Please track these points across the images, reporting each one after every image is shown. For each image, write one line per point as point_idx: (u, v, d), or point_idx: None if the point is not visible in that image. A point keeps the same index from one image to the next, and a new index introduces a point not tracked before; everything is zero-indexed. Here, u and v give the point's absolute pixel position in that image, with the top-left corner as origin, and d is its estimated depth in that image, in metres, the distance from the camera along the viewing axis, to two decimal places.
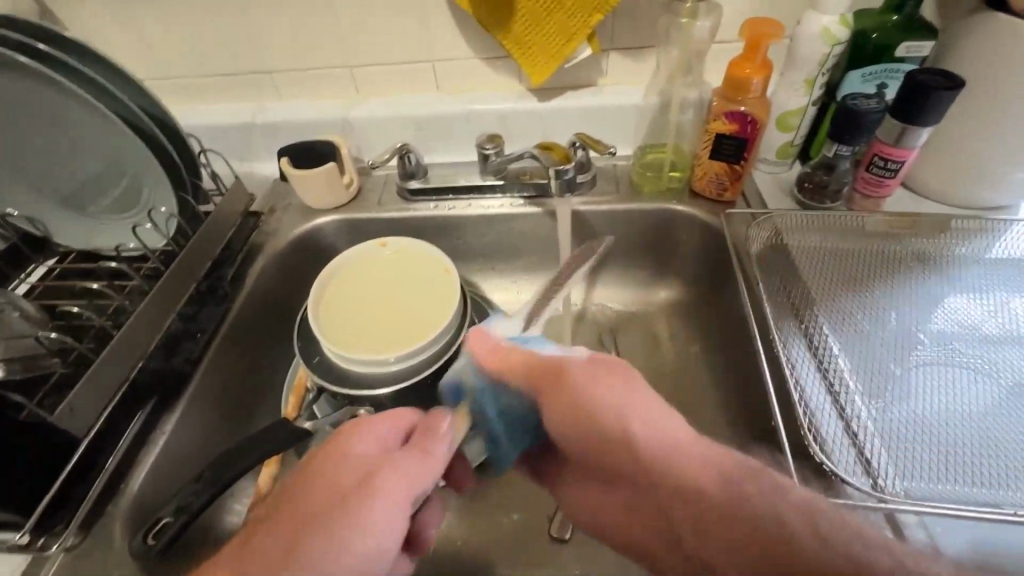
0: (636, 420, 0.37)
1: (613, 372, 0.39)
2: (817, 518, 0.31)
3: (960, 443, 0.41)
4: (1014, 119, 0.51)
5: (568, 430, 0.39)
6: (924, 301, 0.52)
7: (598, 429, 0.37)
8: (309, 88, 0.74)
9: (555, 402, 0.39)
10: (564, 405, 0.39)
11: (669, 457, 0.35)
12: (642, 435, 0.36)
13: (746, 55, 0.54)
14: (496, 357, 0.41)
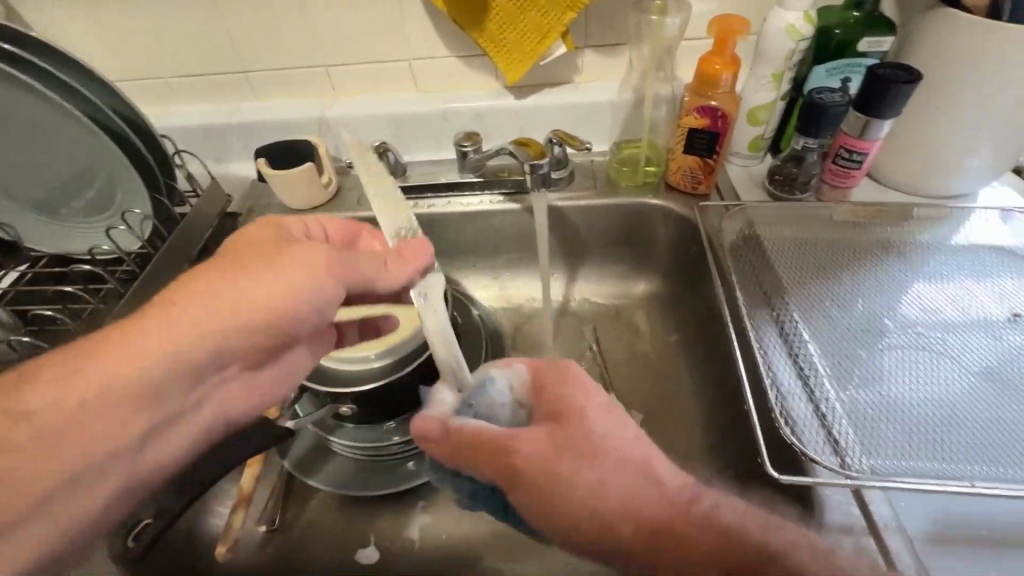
0: (610, 472, 0.34)
1: (572, 446, 0.35)
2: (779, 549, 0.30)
3: (924, 423, 0.43)
4: (970, 110, 0.54)
5: (549, 517, 0.34)
6: (891, 288, 0.54)
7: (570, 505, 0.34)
8: (284, 88, 0.74)
9: (529, 499, 0.35)
10: (533, 495, 0.34)
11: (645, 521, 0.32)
12: (614, 486, 0.33)
13: (715, 50, 0.56)
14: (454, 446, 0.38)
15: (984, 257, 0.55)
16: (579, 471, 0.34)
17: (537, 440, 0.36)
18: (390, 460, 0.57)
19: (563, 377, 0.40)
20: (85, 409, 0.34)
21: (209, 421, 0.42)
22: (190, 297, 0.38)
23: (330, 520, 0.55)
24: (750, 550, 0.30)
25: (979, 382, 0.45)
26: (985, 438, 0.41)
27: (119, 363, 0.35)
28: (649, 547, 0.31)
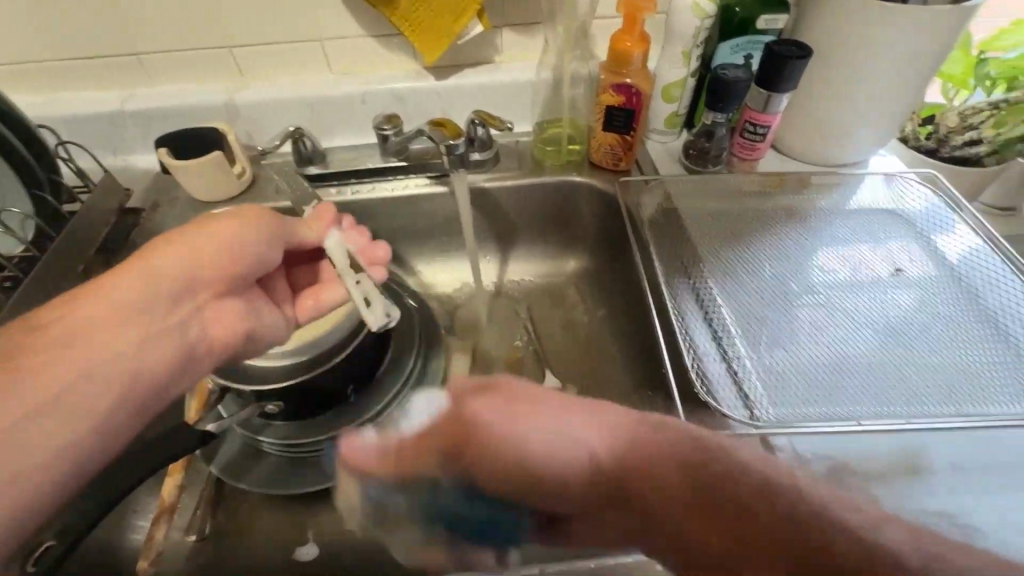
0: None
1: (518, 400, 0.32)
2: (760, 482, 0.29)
3: (823, 374, 0.47)
4: (857, 83, 0.58)
5: (521, 460, 0.30)
6: (795, 253, 0.58)
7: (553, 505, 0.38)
8: (184, 72, 0.68)
9: (485, 444, 0.31)
10: (490, 443, 0.30)
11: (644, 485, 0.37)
12: (583, 447, 0.30)
13: (625, 28, 0.57)
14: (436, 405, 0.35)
15: (872, 220, 0.60)
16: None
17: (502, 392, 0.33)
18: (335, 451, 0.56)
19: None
20: (27, 379, 0.35)
21: (203, 339, 0.45)
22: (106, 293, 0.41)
23: (268, 521, 0.54)
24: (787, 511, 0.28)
25: (870, 333, 0.50)
26: (875, 385, 0.46)
27: (88, 325, 0.39)
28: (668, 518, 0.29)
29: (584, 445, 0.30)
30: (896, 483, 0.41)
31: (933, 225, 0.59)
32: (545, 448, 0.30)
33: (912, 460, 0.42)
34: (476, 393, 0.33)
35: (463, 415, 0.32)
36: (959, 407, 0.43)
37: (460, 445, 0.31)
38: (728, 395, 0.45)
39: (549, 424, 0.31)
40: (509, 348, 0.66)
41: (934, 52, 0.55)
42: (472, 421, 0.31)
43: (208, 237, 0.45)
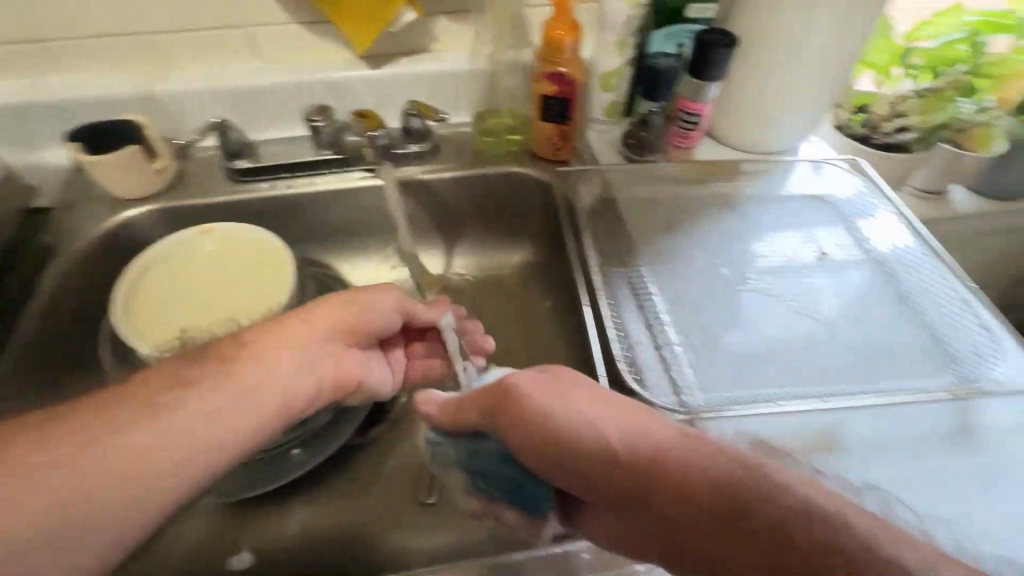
0: (584, 432, 0.33)
1: (561, 385, 0.36)
2: (744, 466, 0.30)
3: (748, 358, 0.48)
4: (784, 70, 0.59)
5: (542, 444, 0.34)
6: (727, 240, 0.59)
7: (554, 440, 0.34)
8: (97, 61, 0.64)
9: (511, 428, 0.35)
10: (518, 424, 0.35)
11: (660, 454, 0.31)
12: (601, 433, 0.33)
13: (556, 17, 0.56)
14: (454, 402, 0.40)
15: (801, 206, 0.62)
16: (552, 407, 0.35)
17: (527, 376, 0.37)
18: (270, 454, 0.53)
19: (576, 379, 0.37)
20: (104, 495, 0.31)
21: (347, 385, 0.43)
22: (266, 346, 0.39)
23: (198, 532, 0.52)
24: (778, 498, 0.28)
25: (793, 316, 0.52)
26: (795, 366, 0.47)
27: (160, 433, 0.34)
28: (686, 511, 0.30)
29: (604, 424, 0.33)
30: None
31: (856, 210, 0.62)
32: (577, 438, 0.33)
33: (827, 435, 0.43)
34: (497, 404, 0.36)
35: (493, 385, 0.37)
36: (872, 385, 0.45)
37: (490, 412, 0.37)
38: (657, 382, 0.46)
39: (582, 413, 0.34)
40: None
41: (853, 39, 0.56)
42: (503, 400, 0.36)
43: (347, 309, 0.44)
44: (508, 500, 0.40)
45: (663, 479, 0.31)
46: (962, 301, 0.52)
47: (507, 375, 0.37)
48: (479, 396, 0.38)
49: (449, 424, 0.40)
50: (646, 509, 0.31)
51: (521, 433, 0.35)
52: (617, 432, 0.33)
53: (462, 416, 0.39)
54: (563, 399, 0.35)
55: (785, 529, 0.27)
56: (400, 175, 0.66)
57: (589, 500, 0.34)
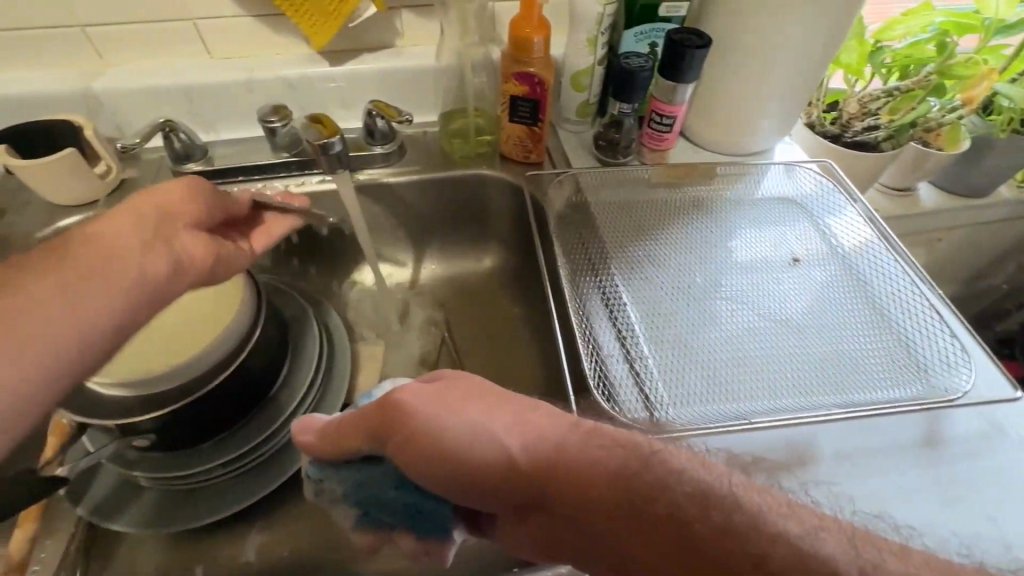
0: (480, 444, 0.32)
1: (448, 395, 0.34)
2: (643, 456, 0.30)
3: (721, 369, 0.47)
4: (756, 71, 0.58)
5: (431, 464, 0.33)
6: (700, 245, 0.58)
7: (450, 455, 0.32)
8: (25, 53, 0.59)
9: (400, 450, 0.34)
10: (408, 446, 0.33)
11: (558, 454, 0.31)
12: (490, 443, 0.32)
13: (523, 13, 0.53)
14: (337, 428, 0.38)
15: (773, 209, 0.62)
16: (446, 421, 0.33)
17: (412, 391, 0.35)
18: (234, 480, 0.50)
19: (470, 384, 0.35)
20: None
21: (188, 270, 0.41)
22: (100, 236, 0.37)
23: (149, 561, 0.49)
24: (668, 485, 0.29)
25: (766, 324, 0.51)
26: (768, 376, 0.46)
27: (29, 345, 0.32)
28: (584, 509, 0.30)
29: (495, 436, 0.32)
30: (786, 473, 0.42)
31: (827, 212, 0.61)
32: (466, 454, 0.32)
33: (798, 449, 0.43)
34: (384, 427, 0.35)
35: (378, 407, 0.35)
36: (844, 396, 0.45)
37: (377, 437, 0.35)
38: (630, 399, 0.44)
39: (472, 423, 0.33)
40: (421, 351, 0.63)
41: (826, 42, 0.55)
42: (389, 424, 0.34)
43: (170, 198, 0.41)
44: (403, 526, 0.40)
45: (561, 480, 0.30)
46: (930, 307, 0.52)
47: (395, 393, 0.35)
48: (362, 421, 0.36)
49: (339, 449, 0.38)
50: (549, 512, 0.31)
51: (414, 452, 0.33)
52: (515, 439, 0.32)
53: (354, 441, 0.37)
54: (456, 411, 0.34)
55: (678, 516, 0.29)
56: (361, 179, 0.63)
57: (489, 509, 0.34)
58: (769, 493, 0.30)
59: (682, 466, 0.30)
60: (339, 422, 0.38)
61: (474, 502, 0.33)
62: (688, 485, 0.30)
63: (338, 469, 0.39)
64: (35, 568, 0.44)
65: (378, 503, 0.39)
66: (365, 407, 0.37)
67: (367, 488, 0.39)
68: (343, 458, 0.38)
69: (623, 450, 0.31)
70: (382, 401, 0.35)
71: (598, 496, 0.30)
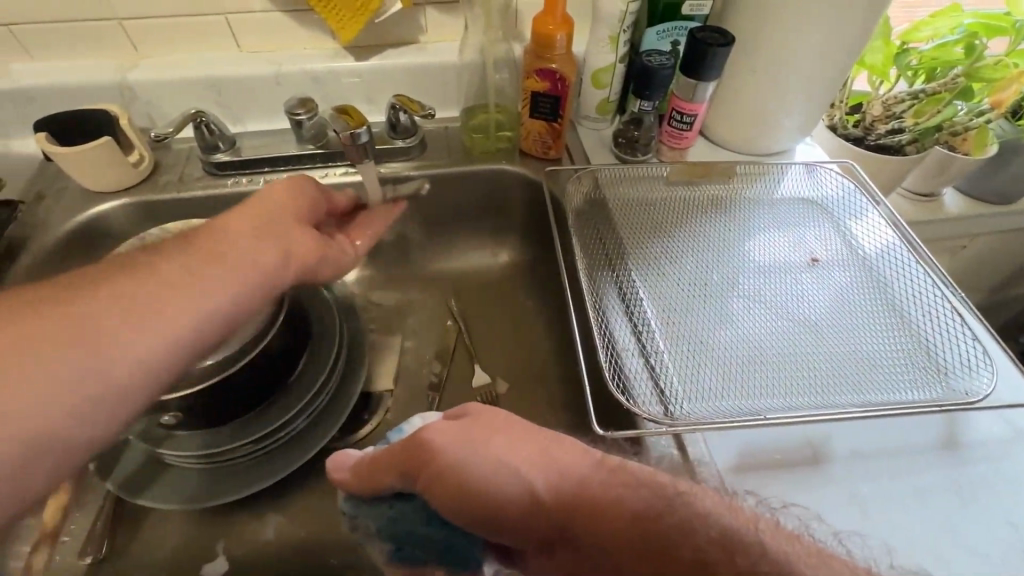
0: (509, 481, 0.33)
1: (474, 431, 0.36)
2: (668, 496, 0.31)
3: (736, 365, 0.47)
4: (778, 73, 0.58)
5: (457, 498, 0.34)
6: (718, 243, 0.58)
7: (474, 491, 0.34)
8: (64, 44, 0.61)
9: (431, 486, 0.35)
10: (437, 482, 0.35)
11: (583, 491, 0.32)
12: (517, 479, 0.33)
13: (546, 11, 0.54)
14: (371, 462, 0.40)
15: (791, 209, 0.62)
16: (474, 460, 0.34)
17: (443, 428, 0.36)
18: (252, 460, 0.51)
19: (495, 418, 0.36)
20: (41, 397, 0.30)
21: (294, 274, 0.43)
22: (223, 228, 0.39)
23: (173, 537, 0.50)
24: (692, 530, 0.29)
25: (782, 323, 0.51)
26: (784, 374, 0.46)
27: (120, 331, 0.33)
28: (604, 547, 0.30)
29: (522, 472, 0.33)
30: (801, 477, 0.42)
31: (847, 213, 0.61)
32: (492, 489, 0.33)
33: (813, 449, 0.43)
34: (416, 464, 0.36)
35: (410, 445, 0.37)
36: (861, 396, 0.45)
37: (411, 473, 0.37)
38: (645, 393, 0.45)
39: (500, 459, 0.34)
40: (438, 344, 0.64)
41: (851, 43, 0.55)
42: (421, 460, 0.36)
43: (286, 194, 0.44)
44: (435, 561, 0.40)
45: (584, 517, 0.31)
46: (953, 311, 0.51)
47: (426, 430, 0.37)
48: (397, 457, 0.38)
49: (371, 485, 0.40)
50: (573, 549, 0.32)
51: (445, 489, 0.35)
52: (543, 476, 0.33)
53: (386, 477, 0.39)
54: (484, 446, 0.35)
55: (703, 559, 0.28)
56: (383, 172, 0.64)
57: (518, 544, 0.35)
58: (798, 539, 0.29)
59: (711, 510, 0.30)
60: (375, 458, 0.40)
61: (504, 539, 0.34)
62: (717, 530, 0.29)
63: (371, 505, 0.41)
64: (64, 540, 0.48)
65: (413, 540, 0.40)
66: (396, 445, 0.39)
67: (399, 526, 0.40)
68: (375, 494, 0.40)
69: (649, 492, 0.31)
70: (414, 437, 0.37)
71: (621, 536, 0.30)
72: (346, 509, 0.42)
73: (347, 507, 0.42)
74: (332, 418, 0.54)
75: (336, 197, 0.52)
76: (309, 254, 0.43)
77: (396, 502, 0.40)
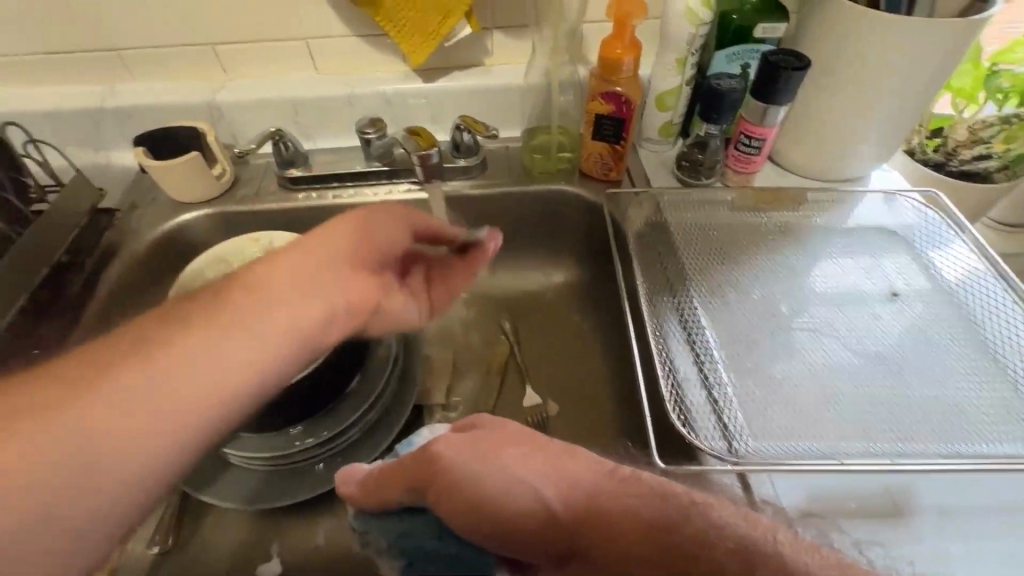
0: (517, 491, 0.33)
1: (481, 442, 0.36)
2: (673, 502, 0.30)
3: (805, 403, 0.44)
4: (858, 96, 0.55)
5: (466, 509, 0.34)
6: (787, 271, 0.55)
7: (484, 503, 0.33)
8: (164, 67, 0.67)
9: (438, 500, 0.35)
10: (445, 496, 0.35)
11: (594, 501, 0.31)
12: (527, 489, 0.33)
13: (614, 36, 0.54)
14: (379, 476, 0.40)
15: (867, 238, 0.58)
16: (481, 470, 0.34)
17: (447, 442, 0.36)
18: (306, 467, 0.53)
19: (504, 432, 0.36)
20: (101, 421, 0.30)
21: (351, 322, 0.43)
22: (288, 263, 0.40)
23: (232, 534, 0.52)
24: (704, 539, 0.28)
25: (857, 360, 0.48)
26: (860, 417, 0.44)
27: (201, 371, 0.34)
28: (617, 560, 0.29)
29: (531, 483, 0.33)
30: (872, 528, 0.39)
31: (931, 244, 0.57)
32: (500, 501, 0.33)
33: (892, 499, 0.40)
34: (424, 479, 0.36)
35: (417, 460, 0.37)
36: (948, 445, 0.41)
37: (420, 489, 0.37)
38: (706, 427, 0.43)
39: (508, 471, 0.34)
40: (490, 361, 0.64)
41: (939, 65, 0.52)
42: (427, 473, 0.36)
43: (354, 232, 0.44)
44: None
45: (597, 527, 0.30)
46: None
47: (434, 442, 0.37)
48: (404, 474, 0.38)
49: (381, 498, 0.40)
50: (584, 562, 0.30)
51: (452, 501, 0.34)
52: (551, 485, 0.32)
53: (395, 491, 0.39)
54: (493, 460, 0.34)
55: (720, 568, 0.27)
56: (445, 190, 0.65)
57: (529, 560, 0.33)
58: (819, 551, 0.27)
59: (724, 518, 0.29)
60: (385, 471, 0.40)
61: (514, 553, 0.33)
62: (740, 541, 0.28)
63: (382, 519, 0.41)
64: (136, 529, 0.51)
65: (426, 555, 0.40)
66: (407, 459, 0.39)
67: (407, 541, 0.40)
68: (384, 508, 0.40)
69: (659, 499, 0.30)
70: (421, 452, 0.37)
71: (631, 543, 0.29)
72: (355, 523, 0.43)
73: (355, 521, 0.43)
74: (384, 434, 0.54)
75: (432, 234, 0.51)
76: (361, 308, 0.43)
77: (404, 516, 0.40)
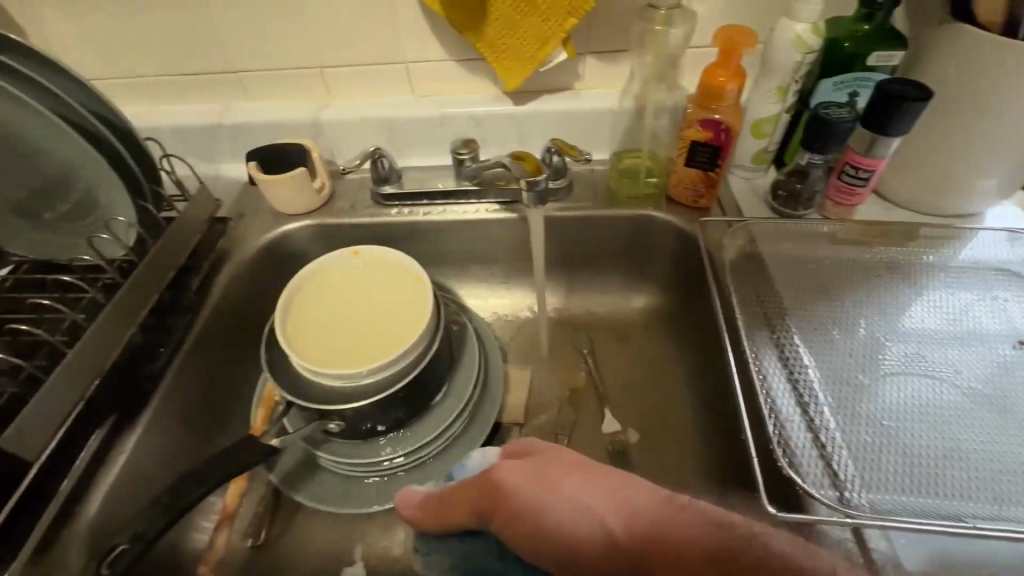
0: (579, 519, 0.33)
1: (540, 470, 0.36)
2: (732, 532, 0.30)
3: (925, 456, 0.41)
4: (983, 128, 0.52)
5: (529, 538, 0.34)
6: (897, 310, 0.52)
7: (547, 532, 0.34)
8: (277, 87, 0.72)
9: (500, 526, 0.36)
10: (508, 522, 0.35)
11: (654, 529, 0.31)
12: (588, 518, 0.33)
13: (719, 63, 0.54)
14: (440, 498, 0.41)
15: (989, 278, 0.54)
16: (542, 496, 0.35)
17: (506, 467, 0.37)
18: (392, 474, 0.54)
19: (559, 460, 0.37)
20: None
21: None
22: None
23: (320, 535, 0.54)
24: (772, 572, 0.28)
25: (984, 413, 0.44)
26: (989, 475, 0.40)
27: None
28: None
29: (592, 513, 0.33)
30: None
31: None
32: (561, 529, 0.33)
33: None
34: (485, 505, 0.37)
35: (478, 485, 0.38)
36: None
37: (479, 514, 0.38)
38: (816, 474, 0.41)
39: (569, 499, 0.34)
40: (568, 383, 0.64)
41: None
42: (487, 498, 0.37)
43: None
44: None
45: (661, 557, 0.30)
46: None
47: (494, 468, 0.38)
48: (463, 499, 0.39)
49: (441, 521, 0.40)
50: None
51: (513, 527, 0.35)
52: (612, 514, 0.33)
53: (454, 515, 0.39)
54: (553, 487, 0.35)
55: None
56: None
57: None
58: None
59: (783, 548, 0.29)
60: (448, 492, 0.41)
61: None
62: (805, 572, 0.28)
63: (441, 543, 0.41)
64: (235, 521, 0.54)
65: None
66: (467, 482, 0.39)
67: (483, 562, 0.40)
68: (444, 531, 0.40)
69: (718, 527, 0.30)
70: (483, 476, 0.38)
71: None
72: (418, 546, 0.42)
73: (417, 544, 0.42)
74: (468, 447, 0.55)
75: None
76: None
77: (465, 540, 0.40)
